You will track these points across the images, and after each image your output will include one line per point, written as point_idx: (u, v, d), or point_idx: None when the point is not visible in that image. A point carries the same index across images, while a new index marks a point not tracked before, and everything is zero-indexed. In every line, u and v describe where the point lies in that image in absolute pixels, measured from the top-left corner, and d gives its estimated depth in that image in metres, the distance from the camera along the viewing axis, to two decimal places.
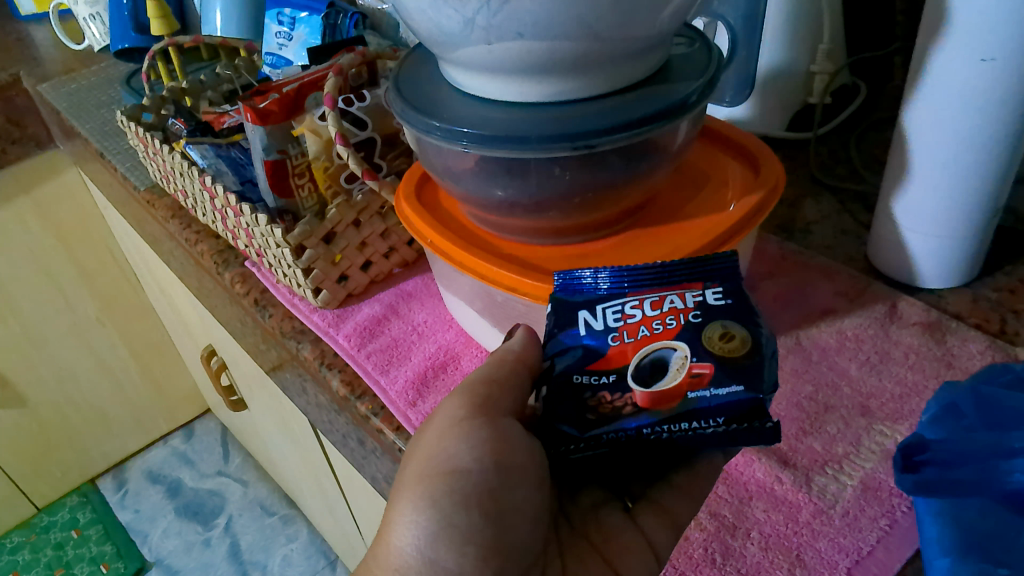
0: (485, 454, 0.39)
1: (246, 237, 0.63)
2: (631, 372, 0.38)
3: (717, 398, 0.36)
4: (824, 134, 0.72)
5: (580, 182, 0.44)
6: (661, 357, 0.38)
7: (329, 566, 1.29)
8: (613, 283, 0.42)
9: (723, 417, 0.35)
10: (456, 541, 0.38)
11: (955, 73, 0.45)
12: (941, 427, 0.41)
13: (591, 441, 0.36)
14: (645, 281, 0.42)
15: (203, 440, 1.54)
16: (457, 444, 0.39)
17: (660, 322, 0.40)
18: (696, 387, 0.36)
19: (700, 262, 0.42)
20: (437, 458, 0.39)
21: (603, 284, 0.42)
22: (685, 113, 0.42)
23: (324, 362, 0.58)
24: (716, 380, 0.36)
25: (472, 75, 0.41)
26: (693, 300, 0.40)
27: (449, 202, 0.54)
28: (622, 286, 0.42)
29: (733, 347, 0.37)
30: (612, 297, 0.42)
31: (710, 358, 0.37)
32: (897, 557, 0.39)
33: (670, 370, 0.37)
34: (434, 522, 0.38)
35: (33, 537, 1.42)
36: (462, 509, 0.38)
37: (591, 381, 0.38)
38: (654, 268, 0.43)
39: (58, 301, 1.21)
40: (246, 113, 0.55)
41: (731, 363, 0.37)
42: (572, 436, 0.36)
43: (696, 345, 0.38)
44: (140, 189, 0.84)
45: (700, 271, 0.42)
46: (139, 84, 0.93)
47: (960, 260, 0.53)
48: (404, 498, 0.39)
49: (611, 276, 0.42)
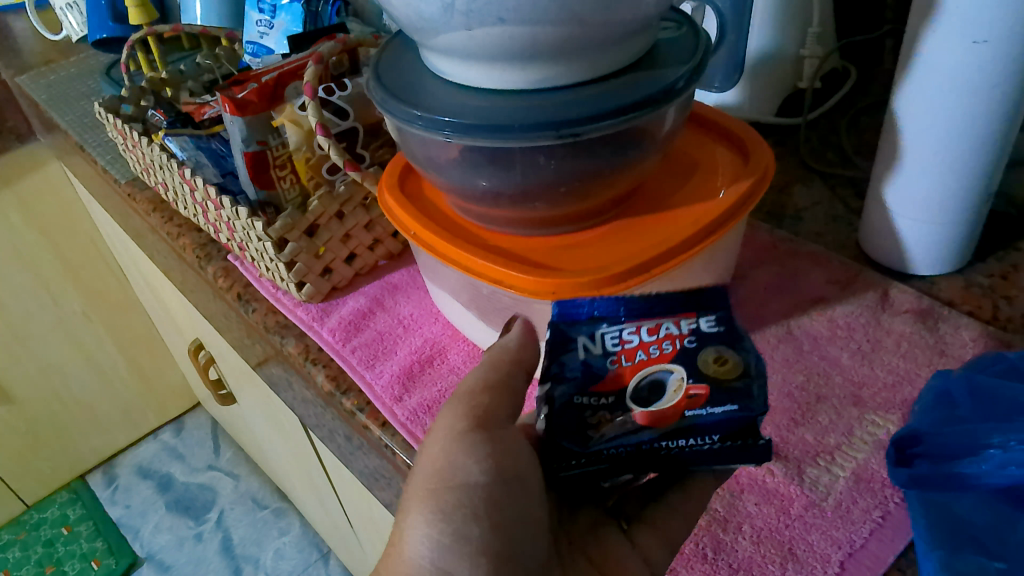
0: (494, 463, 0.38)
1: (228, 231, 0.62)
2: (629, 392, 0.38)
3: (713, 416, 0.36)
4: (814, 119, 0.72)
5: (566, 171, 0.43)
6: (658, 379, 0.38)
7: (322, 559, 1.29)
8: (610, 309, 0.43)
9: (718, 435, 0.35)
10: (468, 553, 0.36)
11: (947, 57, 0.45)
12: (933, 414, 0.40)
13: (593, 457, 0.36)
14: (640, 310, 0.43)
15: (193, 434, 1.53)
16: (461, 457, 0.37)
17: (657, 346, 0.40)
18: (694, 406, 0.37)
19: (694, 292, 0.43)
20: (443, 470, 0.37)
21: (599, 310, 0.43)
22: (673, 98, 0.41)
23: (309, 358, 0.57)
24: (712, 400, 0.37)
25: (453, 62, 0.40)
26: (688, 327, 0.41)
27: (433, 193, 0.53)
28: (619, 313, 0.43)
29: (721, 368, 0.38)
30: (609, 322, 0.42)
31: (705, 379, 0.38)
32: (890, 549, 0.38)
33: (668, 390, 0.38)
34: (444, 535, 0.36)
35: (23, 534, 1.40)
36: (471, 520, 0.37)
37: (591, 402, 0.38)
38: (649, 296, 0.43)
39: (43, 297, 1.20)
40: (223, 103, 0.54)
41: (728, 383, 0.37)
42: (574, 451, 0.37)
43: (691, 367, 0.38)
44: (121, 182, 0.82)
45: (694, 300, 0.43)
46: (118, 75, 0.91)
47: (953, 245, 0.53)
48: (412, 510, 0.37)
49: (609, 300, 0.43)
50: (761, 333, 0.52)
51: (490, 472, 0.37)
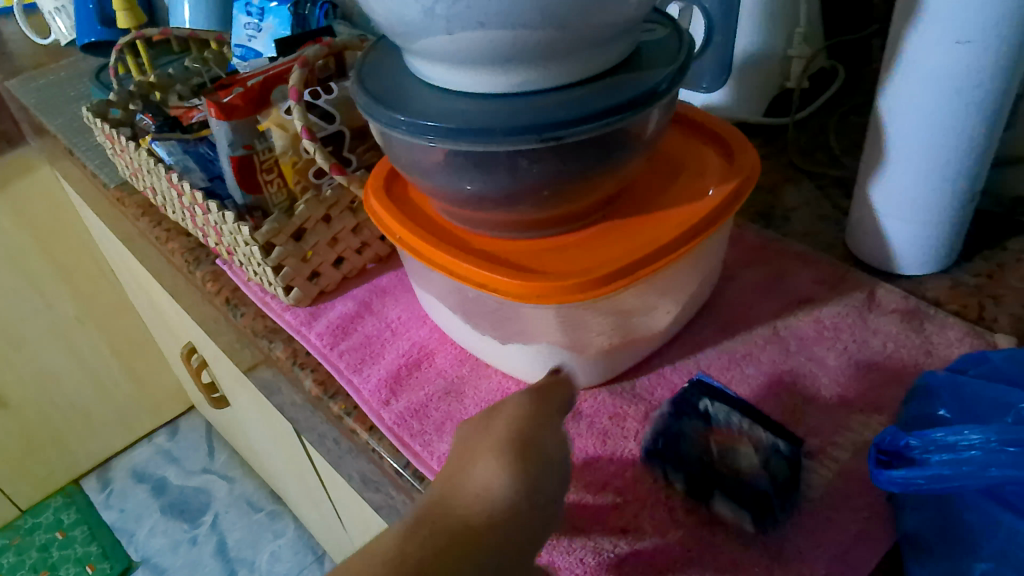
0: (523, 488, 0.35)
1: (216, 235, 0.62)
2: (709, 448, 0.43)
3: (744, 492, 0.40)
4: (802, 119, 0.72)
5: (550, 174, 0.43)
6: (722, 451, 0.42)
7: (317, 562, 1.29)
8: (710, 399, 0.45)
9: (741, 503, 0.40)
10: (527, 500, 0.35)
11: (930, 58, 0.45)
12: (917, 414, 0.40)
13: (661, 452, 0.43)
14: (745, 408, 0.45)
15: (188, 437, 1.52)
16: (495, 470, 0.35)
17: (732, 431, 0.43)
18: (734, 475, 0.41)
19: (775, 427, 0.44)
20: (465, 488, 0.35)
21: (709, 406, 0.45)
22: (656, 101, 0.41)
23: (297, 362, 0.57)
24: (758, 488, 0.40)
25: (436, 66, 0.40)
26: (763, 438, 0.43)
27: (419, 196, 0.52)
28: (720, 398, 0.45)
29: (777, 472, 0.41)
30: (714, 401, 0.45)
31: (759, 480, 0.41)
32: (874, 550, 0.38)
33: (728, 459, 0.42)
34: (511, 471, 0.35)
35: (17, 539, 1.40)
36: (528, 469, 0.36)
37: (709, 418, 0.44)
38: (747, 407, 0.45)
39: (36, 301, 1.19)
40: (210, 108, 0.54)
41: (776, 484, 0.41)
42: (655, 434, 0.45)
43: (756, 460, 0.42)
44: (110, 186, 0.82)
45: (770, 427, 0.44)
46: (108, 79, 0.91)
47: (939, 245, 0.53)
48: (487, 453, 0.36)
49: (716, 399, 0.45)
50: (749, 333, 0.52)
51: (524, 491, 0.35)
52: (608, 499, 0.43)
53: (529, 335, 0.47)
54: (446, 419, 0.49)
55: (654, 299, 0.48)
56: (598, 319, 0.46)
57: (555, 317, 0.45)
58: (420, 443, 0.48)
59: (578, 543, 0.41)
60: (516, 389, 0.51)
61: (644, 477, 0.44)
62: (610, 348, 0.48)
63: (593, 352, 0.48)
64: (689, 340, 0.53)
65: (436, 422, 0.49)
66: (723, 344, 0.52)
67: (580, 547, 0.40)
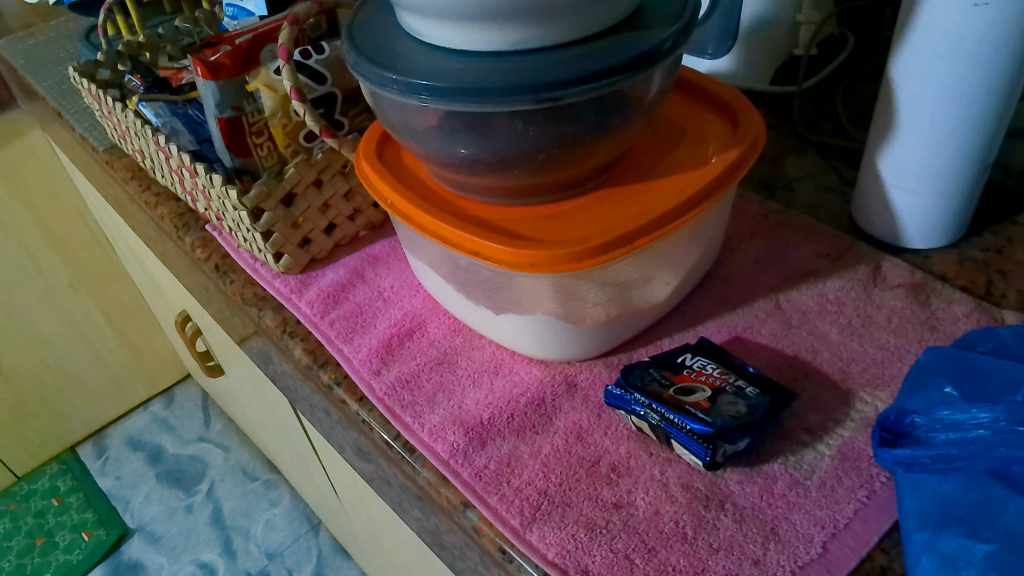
0: None
1: (204, 199, 0.61)
2: (681, 386, 0.43)
3: (700, 420, 0.40)
4: (809, 89, 0.70)
5: (545, 138, 0.41)
6: (691, 390, 0.42)
7: (312, 530, 1.29)
8: (697, 357, 0.46)
9: (692, 430, 0.40)
10: None
11: (947, 23, 0.43)
12: (909, 385, 0.39)
13: (629, 378, 0.44)
14: (730, 365, 0.45)
15: (183, 406, 1.52)
16: None
17: (709, 377, 0.43)
18: (699, 407, 0.41)
19: (768, 382, 0.43)
20: None
21: (693, 360, 0.45)
22: (659, 61, 0.39)
23: (286, 331, 0.56)
24: (719, 419, 0.40)
25: (428, 23, 0.38)
26: (731, 382, 0.43)
27: (412, 160, 0.51)
28: (706, 356, 0.46)
29: (739, 413, 0.41)
30: (700, 356, 0.46)
31: (716, 412, 0.41)
32: (873, 529, 0.37)
33: (696, 395, 0.42)
34: None
35: (13, 505, 1.39)
36: None
37: (690, 365, 0.45)
38: (741, 367, 0.45)
39: (29, 266, 1.18)
40: (196, 67, 0.52)
41: (732, 421, 0.40)
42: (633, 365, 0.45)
43: (719, 398, 0.42)
44: (99, 150, 0.80)
45: (768, 386, 0.43)
46: (97, 40, 0.88)
47: (946, 219, 0.51)
48: None
49: (698, 355, 0.46)
50: (749, 307, 0.51)
51: None
52: (601, 473, 0.42)
53: (524, 305, 0.46)
54: (438, 390, 0.48)
55: (653, 269, 0.46)
56: (595, 290, 0.45)
57: (551, 287, 0.44)
58: (411, 414, 0.47)
59: (568, 518, 0.40)
60: (510, 360, 0.50)
61: (640, 452, 0.42)
62: (607, 320, 0.47)
63: (589, 323, 0.46)
64: (687, 312, 0.51)
65: (428, 393, 0.48)
66: (722, 318, 0.50)
67: (571, 522, 0.40)
